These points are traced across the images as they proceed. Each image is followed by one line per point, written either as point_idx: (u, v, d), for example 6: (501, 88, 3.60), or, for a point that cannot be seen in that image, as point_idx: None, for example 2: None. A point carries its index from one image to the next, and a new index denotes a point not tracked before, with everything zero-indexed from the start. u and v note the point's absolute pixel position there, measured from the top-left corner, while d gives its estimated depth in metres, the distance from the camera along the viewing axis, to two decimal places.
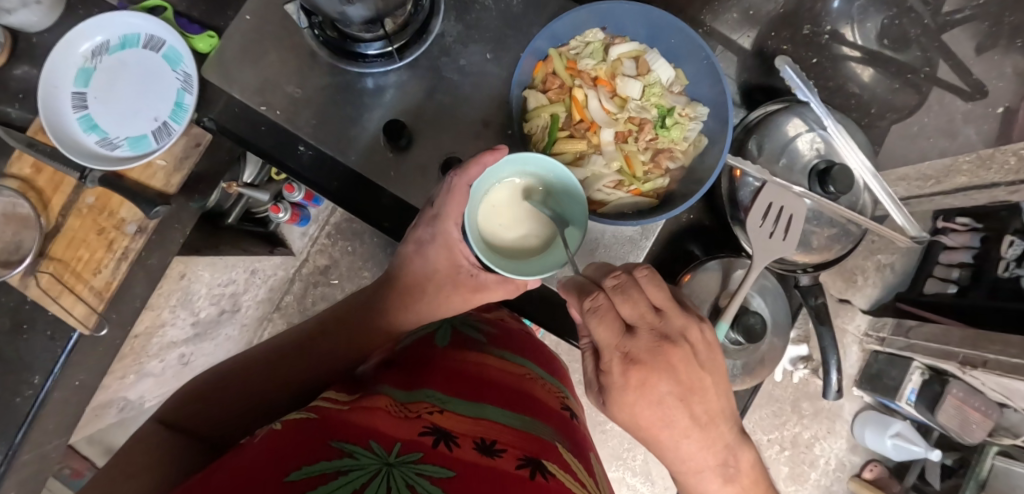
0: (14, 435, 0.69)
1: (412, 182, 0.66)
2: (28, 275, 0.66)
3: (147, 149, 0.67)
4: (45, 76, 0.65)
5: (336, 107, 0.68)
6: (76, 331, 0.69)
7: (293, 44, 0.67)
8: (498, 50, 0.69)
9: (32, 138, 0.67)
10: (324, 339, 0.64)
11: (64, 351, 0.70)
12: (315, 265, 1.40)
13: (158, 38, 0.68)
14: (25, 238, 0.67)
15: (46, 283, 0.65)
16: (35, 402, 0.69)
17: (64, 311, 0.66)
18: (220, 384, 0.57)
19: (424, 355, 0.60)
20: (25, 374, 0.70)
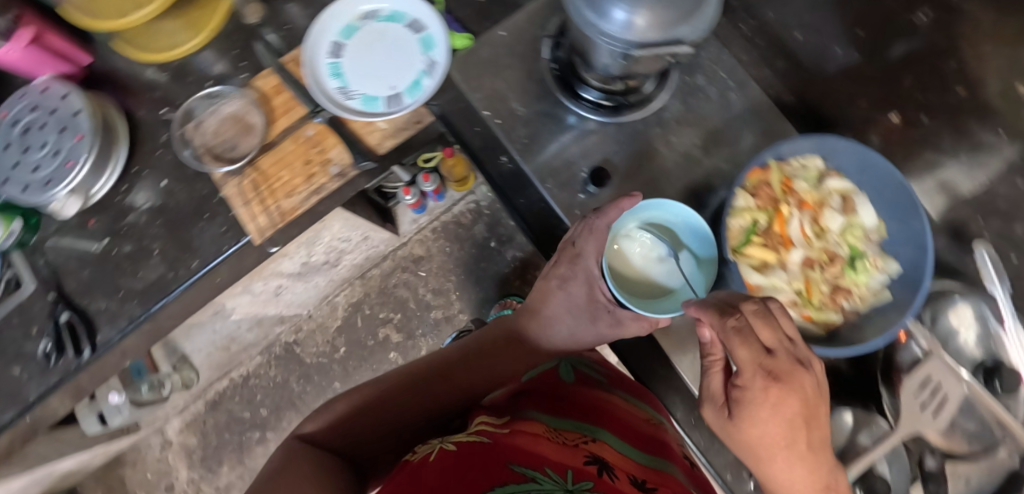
0: (158, 302, 0.76)
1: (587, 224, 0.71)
2: (233, 175, 0.73)
3: (375, 109, 0.73)
4: (319, 22, 0.74)
5: (549, 135, 0.74)
6: (246, 238, 0.73)
7: (533, 71, 0.75)
8: (706, 140, 0.75)
9: (284, 64, 0.76)
10: (450, 372, 0.72)
11: (226, 251, 0.74)
12: (411, 252, 1.47)
13: (422, 23, 0.76)
14: (243, 143, 0.75)
15: (247, 187, 0.73)
16: (185, 283, 0.75)
17: (243, 219, 0.73)
18: (356, 412, 0.63)
19: (555, 391, 0.68)
20: (186, 256, 0.76)
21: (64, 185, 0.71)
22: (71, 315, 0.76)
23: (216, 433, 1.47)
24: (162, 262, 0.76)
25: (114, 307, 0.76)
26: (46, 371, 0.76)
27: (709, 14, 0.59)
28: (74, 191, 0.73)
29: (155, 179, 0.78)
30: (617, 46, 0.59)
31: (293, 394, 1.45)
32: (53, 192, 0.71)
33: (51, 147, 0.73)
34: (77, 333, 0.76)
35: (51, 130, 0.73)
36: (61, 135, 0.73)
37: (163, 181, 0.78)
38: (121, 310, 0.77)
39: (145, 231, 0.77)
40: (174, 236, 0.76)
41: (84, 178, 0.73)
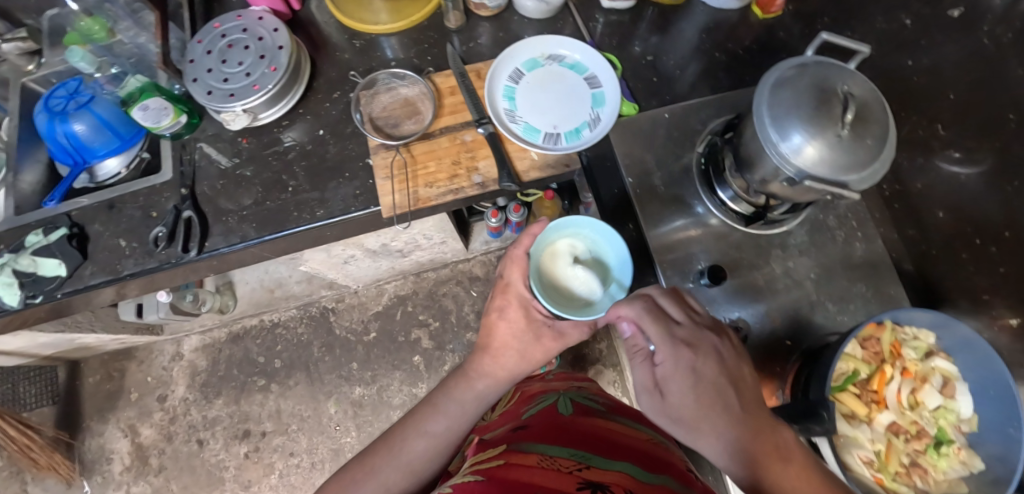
0: (271, 232, 0.79)
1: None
2: (388, 148, 0.78)
3: (532, 139, 0.78)
4: (512, 49, 0.81)
5: (679, 219, 0.78)
6: (375, 206, 0.78)
7: (684, 157, 0.80)
8: (820, 276, 0.78)
9: (467, 72, 0.82)
10: (433, 423, 0.79)
11: (352, 210, 0.78)
12: (470, 269, 1.50)
13: (601, 81, 0.81)
14: (405, 124, 0.80)
15: (397, 163, 0.78)
16: (302, 225, 0.78)
17: (381, 190, 0.77)
18: (357, 479, 0.72)
19: (552, 420, 0.70)
20: (312, 202, 0.80)
21: (243, 102, 0.78)
22: (193, 213, 0.80)
23: (225, 365, 1.48)
24: (289, 198, 0.80)
25: (232, 222, 0.79)
26: (148, 253, 0.79)
27: (879, 171, 0.62)
28: (248, 111, 0.79)
29: (315, 125, 0.83)
30: (787, 172, 0.63)
31: (311, 358, 1.46)
32: (231, 105, 0.78)
33: (244, 67, 0.80)
34: (190, 231, 0.80)
35: (251, 53, 0.80)
36: (257, 60, 0.80)
37: (320, 130, 0.83)
38: (236, 227, 0.80)
39: (287, 166, 0.82)
40: (311, 180, 0.80)
41: (260, 103, 0.79)
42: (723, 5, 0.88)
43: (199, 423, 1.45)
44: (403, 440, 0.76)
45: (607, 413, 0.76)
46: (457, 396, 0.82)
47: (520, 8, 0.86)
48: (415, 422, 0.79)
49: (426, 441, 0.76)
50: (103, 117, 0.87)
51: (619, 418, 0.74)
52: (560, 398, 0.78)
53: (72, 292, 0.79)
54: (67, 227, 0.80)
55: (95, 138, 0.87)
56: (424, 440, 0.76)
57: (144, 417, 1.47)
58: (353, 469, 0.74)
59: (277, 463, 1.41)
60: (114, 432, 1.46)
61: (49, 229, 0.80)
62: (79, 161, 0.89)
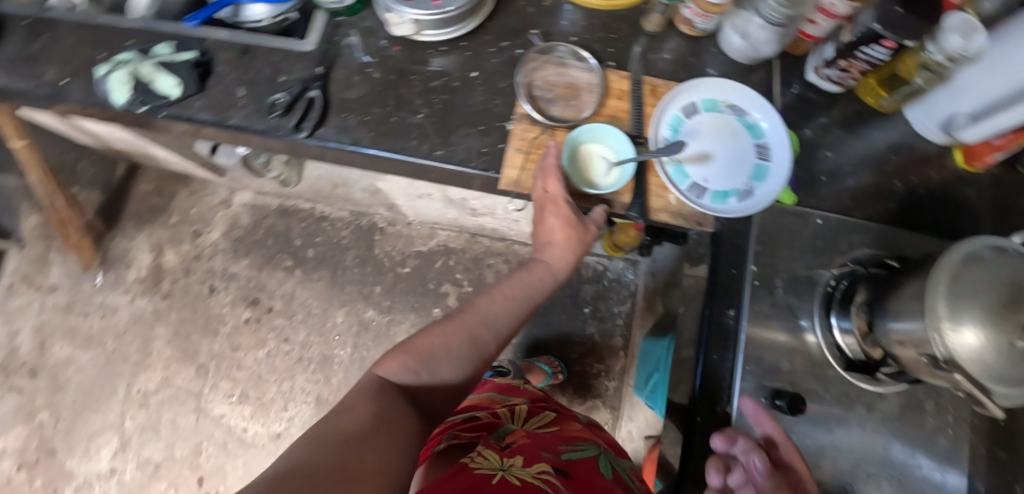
0: (380, 147, 0.72)
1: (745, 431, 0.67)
2: (534, 124, 0.71)
3: (679, 180, 0.71)
4: (699, 81, 0.74)
5: (783, 329, 0.70)
6: (492, 174, 0.70)
7: (816, 270, 0.72)
8: (901, 460, 0.68)
9: (643, 83, 0.74)
10: (505, 299, 0.66)
11: (471, 168, 0.70)
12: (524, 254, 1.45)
13: (772, 155, 0.73)
14: (560, 106, 0.73)
15: (535, 142, 0.71)
16: (412, 156, 0.71)
17: (508, 160, 0.70)
18: (419, 354, 0.57)
19: (596, 482, 0.66)
20: (436, 142, 0.72)
21: (416, 12, 0.70)
22: (319, 93, 0.74)
23: (264, 232, 1.49)
24: (412, 125, 0.73)
25: (349, 121, 0.73)
26: (260, 115, 0.75)
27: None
28: (415, 23, 0.71)
29: (469, 65, 0.75)
30: (935, 348, 0.55)
31: (341, 264, 1.45)
32: (402, 10, 0.70)
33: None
34: (307, 112, 0.74)
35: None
36: None
37: (473, 72, 0.75)
38: (352, 128, 0.73)
39: (427, 92, 0.74)
40: (439, 114, 0.73)
41: (430, 20, 0.71)
42: (928, 134, 0.77)
43: (217, 272, 1.47)
44: (486, 316, 0.63)
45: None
46: (532, 275, 0.69)
47: (724, 42, 0.77)
48: (488, 297, 0.65)
49: (501, 333, 0.64)
50: None
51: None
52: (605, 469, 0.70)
53: (173, 117, 0.77)
54: (196, 53, 0.78)
55: None
56: (503, 321, 0.64)
57: (173, 243, 1.50)
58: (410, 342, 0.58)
59: (269, 342, 1.42)
60: (143, 244, 1.51)
61: (179, 48, 0.79)
62: None
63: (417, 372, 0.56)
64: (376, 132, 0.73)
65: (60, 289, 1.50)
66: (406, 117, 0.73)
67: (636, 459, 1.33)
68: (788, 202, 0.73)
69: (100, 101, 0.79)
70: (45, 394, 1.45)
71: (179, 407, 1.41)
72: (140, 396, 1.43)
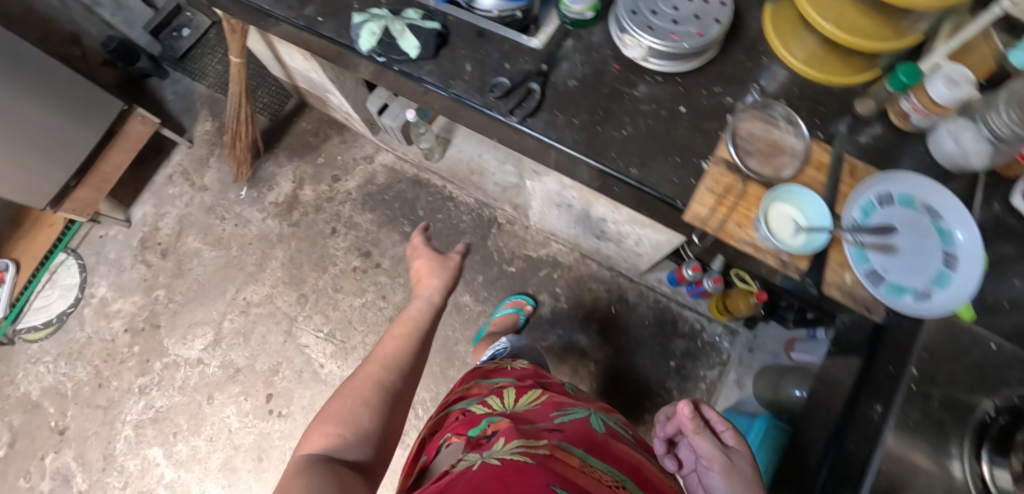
0: (580, 149, 0.77)
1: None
2: (733, 170, 0.74)
3: (856, 262, 0.71)
4: (900, 175, 0.74)
5: (930, 443, 0.67)
6: (681, 204, 0.74)
7: (979, 395, 0.69)
8: None
9: (846, 161, 0.75)
10: (390, 345, 0.80)
11: (660, 194, 0.75)
12: (626, 291, 1.46)
13: (960, 267, 0.70)
14: (763, 158, 0.74)
15: (730, 186, 0.73)
16: (609, 166, 0.76)
17: (699, 196, 0.73)
18: (342, 412, 0.69)
19: (591, 437, 0.70)
20: (632, 160, 0.76)
21: (653, 40, 0.75)
22: (539, 89, 0.80)
23: (394, 195, 1.59)
24: (614, 139, 0.77)
25: (558, 119, 0.79)
26: (480, 91, 0.82)
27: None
28: (647, 49, 0.76)
29: (680, 99, 0.79)
30: None
31: (454, 245, 1.52)
32: (641, 35, 0.75)
33: (676, 13, 0.76)
34: (523, 100, 0.81)
35: (688, 6, 0.77)
36: (692, 16, 0.76)
37: (682, 108, 0.79)
38: (559, 125, 0.79)
39: (635, 113, 0.79)
40: (641, 137, 0.77)
41: (662, 50, 0.76)
42: None
43: (343, 217, 1.58)
44: (373, 380, 0.74)
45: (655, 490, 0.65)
46: (395, 336, 0.82)
47: (934, 144, 0.76)
48: (356, 376, 0.75)
49: (401, 391, 0.76)
50: None
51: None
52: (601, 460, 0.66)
53: (404, 74, 0.85)
54: (440, 25, 0.85)
55: None
56: (391, 378, 0.75)
57: (314, 180, 1.64)
58: (326, 404, 0.70)
59: (368, 295, 1.51)
60: (289, 173, 1.65)
61: (426, 17, 0.86)
62: None
63: (356, 438, 0.67)
64: (580, 135, 0.78)
65: (209, 190, 1.67)
66: (611, 130, 0.78)
67: None
68: (966, 317, 0.70)
69: (345, 44, 0.89)
70: (168, 274, 1.61)
71: (273, 325, 1.52)
72: (243, 305, 1.55)
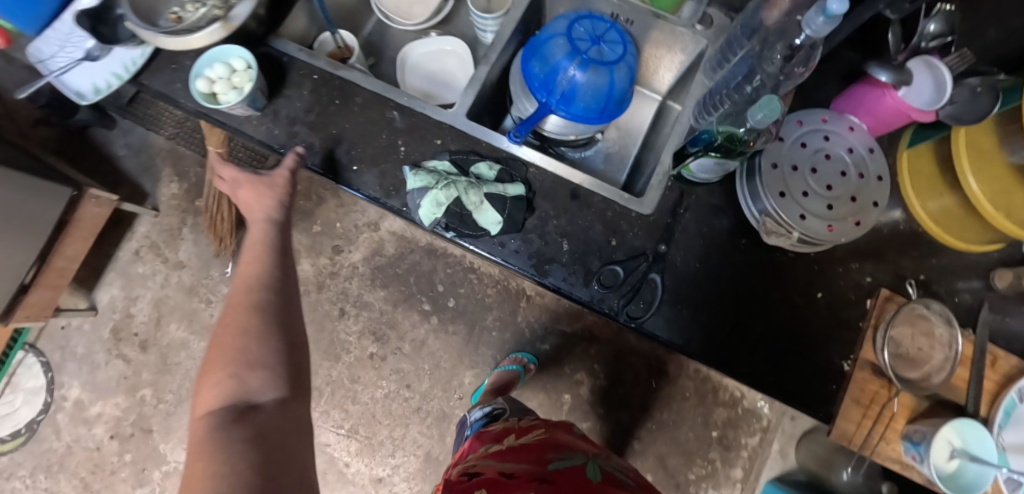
0: (710, 354, 0.67)
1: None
2: (878, 376, 0.67)
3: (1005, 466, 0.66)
4: None
5: None
6: (822, 416, 0.67)
7: None
8: None
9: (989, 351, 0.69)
10: (241, 315, 0.63)
11: (800, 404, 0.67)
12: (665, 362, 1.41)
13: None
14: (910, 360, 0.67)
15: (875, 396, 0.67)
16: (744, 374, 0.67)
17: (846, 409, 0.67)
18: (228, 330, 0.61)
19: (579, 484, 0.64)
20: (766, 365, 0.67)
21: (805, 233, 0.63)
22: (659, 280, 0.67)
23: (407, 267, 1.43)
24: (749, 344, 0.67)
25: (684, 316, 0.67)
26: (586, 278, 0.68)
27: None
28: (793, 237, 0.65)
29: (815, 282, 0.69)
30: None
31: (481, 322, 1.41)
32: (791, 227, 0.63)
33: (829, 194, 0.64)
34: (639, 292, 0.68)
35: (845, 184, 0.64)
36: (848, 198, 0.64)
37: (818, 292, 0.69)
38: (682, 323, 0.67)
39: (766, 303, 0.69)
40: (775, 334, 0.68)
41: (812, 241, 0.64)
42: None
43: (352, 296, 1.43)
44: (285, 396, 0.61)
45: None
46: (229, 311, 0.64)
47: None
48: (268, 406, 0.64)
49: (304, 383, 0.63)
50: (613, 84, 0.77)
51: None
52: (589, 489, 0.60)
53: (478, 253, 0.68)
54: (523, 188, 0.69)
55: (591, 95, 0.76)
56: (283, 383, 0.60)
57: (312, 252, 1.45)
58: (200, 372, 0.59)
59: (390, 384, 1.39)
60: None
61: (503, 175, 0.71)
62: (549, 103, 0.76)
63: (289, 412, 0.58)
64: (707, 336, 0.67)
65: (187, 267, 1.45)
66: (742, 327, 0.68)
67: None
68: None
69: (393, 207, 0.70)
70: (152, 370, 1.41)
71: None
72: None
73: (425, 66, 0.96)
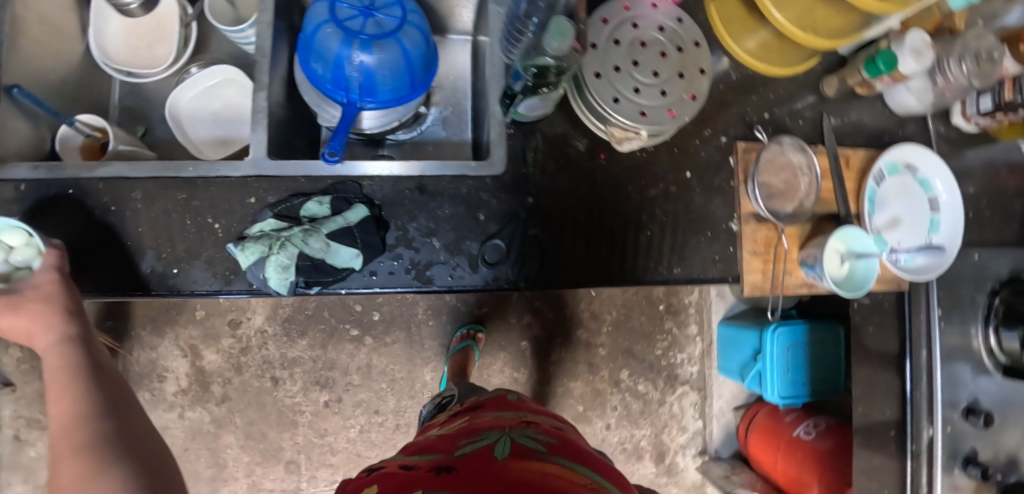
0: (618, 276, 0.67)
1: (955, 454, 0.79)
2: (761, 220, 0.71)
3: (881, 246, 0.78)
4: (887, 151, 0.77)
5: (960, 357, 0.81)
6: (732, 280, 0.70)
7: (971, 296, 0.83)
8: None
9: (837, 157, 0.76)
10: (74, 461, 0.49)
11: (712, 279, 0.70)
12: None
13: (942, 207, 0.81)
14: (779, 197, 0.72)
15: (764, 239, 0.71)
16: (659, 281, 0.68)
17: (749, 266, 0.71)
18: None
19: (479, 466, 0.66)
20: (671, 260, 0.68)
21: (653, 128, 0.62)
22: (542, 233, 0.66)
23: (315, 305, 1.33)
24: (647, 252, 0.68)
25: (580, 254, 0.66)
26: (473, 263, 0.64)
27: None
28: (646, 136, 0.63)
29: (681, 164, 0.70)
30: None
31: (415, 319, 1.37)
32: (637, 127, 0.62)
33: (657, 81, 0.63)
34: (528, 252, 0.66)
35: (667, 64, 0.64)
36: (676, 77, 0.64)
37: (687, 172, 0.70)
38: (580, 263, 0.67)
39: (648, 204, 0.69)
40: (668, 231, 0.69)
41: (661, 132, 0.64)
42: None
43: (275, 360, 1.33)
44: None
45: (552, 452, 0.73)
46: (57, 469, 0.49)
47: (891, 98, 0.79)
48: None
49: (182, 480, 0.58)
50: (409, 53, 0.69)
51: (564, 460, 0.71)
52: (501, 442, 0.73)
53: (353, 292, 0.64)
54: (367, 205, 0.63)
55: (391, 75, 0.68)
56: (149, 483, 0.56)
57: (210, 340, 1.31)
58: None
59: (359, 419, 1.35)
60: (171, 349, 1.30)
61: (338, 202, 0.64)
62: (353, 101, 0.68)
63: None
64: (606, 263, 0.67)
65: None
66: (637, 240, 0.68)
67: (728, 430, 1.49)
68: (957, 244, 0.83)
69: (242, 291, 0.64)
70: None
71: None
72: None
73: (203, 111, 0.83)
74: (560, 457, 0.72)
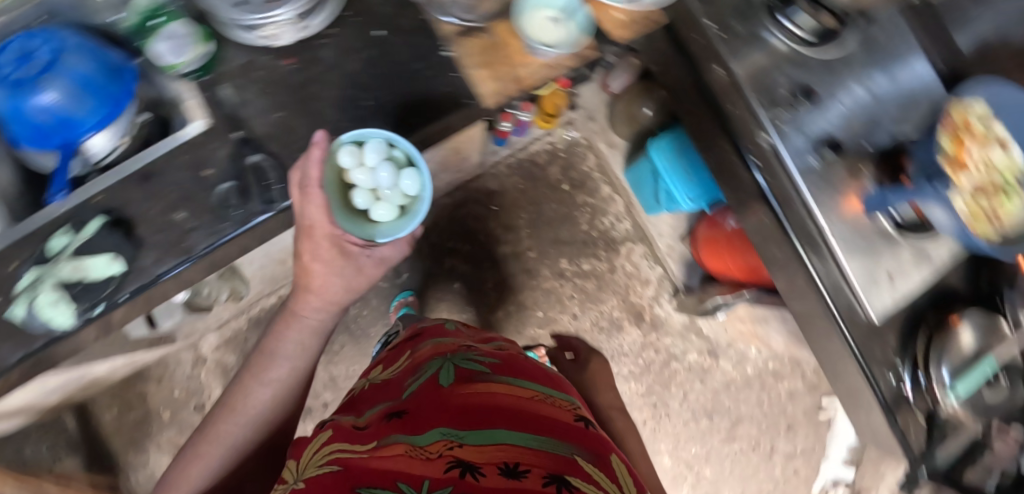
0: (364, 150, 0.73)
1: (802, 151, 0.75)
2: (467, 35, 0.76)
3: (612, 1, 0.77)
4: None
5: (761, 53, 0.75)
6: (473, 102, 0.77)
7: None
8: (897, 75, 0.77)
9: None
10: None
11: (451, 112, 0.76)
12: (484, 186, 1.44)
13: None
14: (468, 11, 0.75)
15: (480, 51, 0.76)
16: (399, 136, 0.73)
17: (478, 79, 0.76)
18: None
19: (434, 398, 0.80)
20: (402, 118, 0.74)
21: (292, 8, 0.67)
22: (267, 155, 0.70)
23: None
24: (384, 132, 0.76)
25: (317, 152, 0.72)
26: (219, 216, 0.69)
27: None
28: (298, 17, 0.69)
29: (363, 29, 0.74)
30: None
31: (348, 319, 1.39)
32: (280, 14, 0.67)
33: None
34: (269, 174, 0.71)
35: None
36: None
37: (377, 30, 0.74)
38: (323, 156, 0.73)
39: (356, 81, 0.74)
40: (386, 94, 0.74)
41: (307, 8, 0.69)
42: None
43: None
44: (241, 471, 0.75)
45: (490, 373, 0.90)
46: None
47: None
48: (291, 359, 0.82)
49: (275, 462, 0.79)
50: (81, 75, 0.66)
51: (499, 379, 0.88)
52: (444, 368, 0.89)
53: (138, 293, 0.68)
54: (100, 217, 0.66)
55: (76, 106, 0.67)
56: (243, 443, 0.76)
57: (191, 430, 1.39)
58: None
59: None
60: (165, 454, 1.39)
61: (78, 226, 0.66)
62: (63, 141, 0.69)
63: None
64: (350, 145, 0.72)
65: None
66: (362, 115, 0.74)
67: (688, 261, 1.43)
68: None
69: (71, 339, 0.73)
70: None
71: None
72: None
73: None
74: (497, 375, 0.89)
